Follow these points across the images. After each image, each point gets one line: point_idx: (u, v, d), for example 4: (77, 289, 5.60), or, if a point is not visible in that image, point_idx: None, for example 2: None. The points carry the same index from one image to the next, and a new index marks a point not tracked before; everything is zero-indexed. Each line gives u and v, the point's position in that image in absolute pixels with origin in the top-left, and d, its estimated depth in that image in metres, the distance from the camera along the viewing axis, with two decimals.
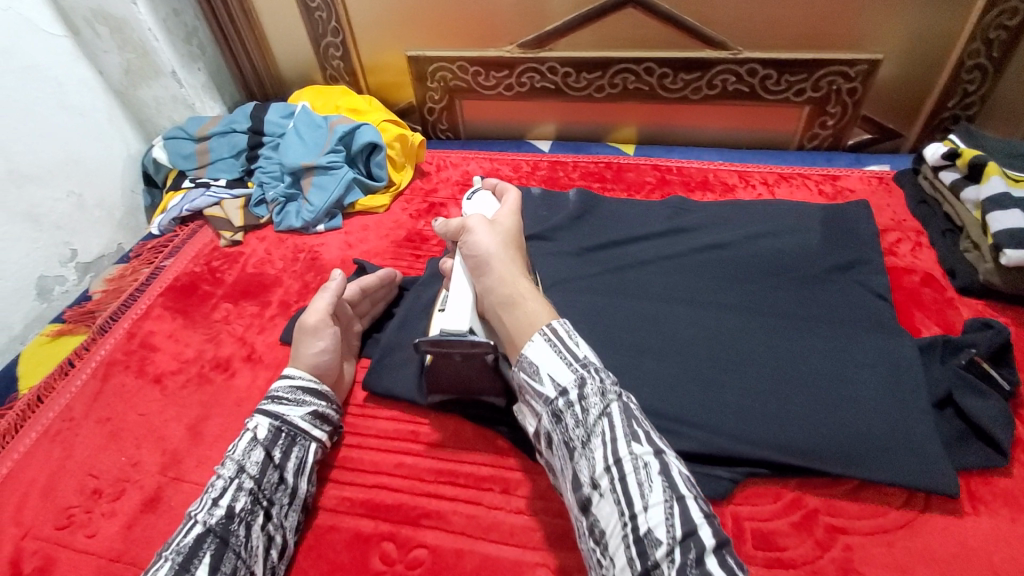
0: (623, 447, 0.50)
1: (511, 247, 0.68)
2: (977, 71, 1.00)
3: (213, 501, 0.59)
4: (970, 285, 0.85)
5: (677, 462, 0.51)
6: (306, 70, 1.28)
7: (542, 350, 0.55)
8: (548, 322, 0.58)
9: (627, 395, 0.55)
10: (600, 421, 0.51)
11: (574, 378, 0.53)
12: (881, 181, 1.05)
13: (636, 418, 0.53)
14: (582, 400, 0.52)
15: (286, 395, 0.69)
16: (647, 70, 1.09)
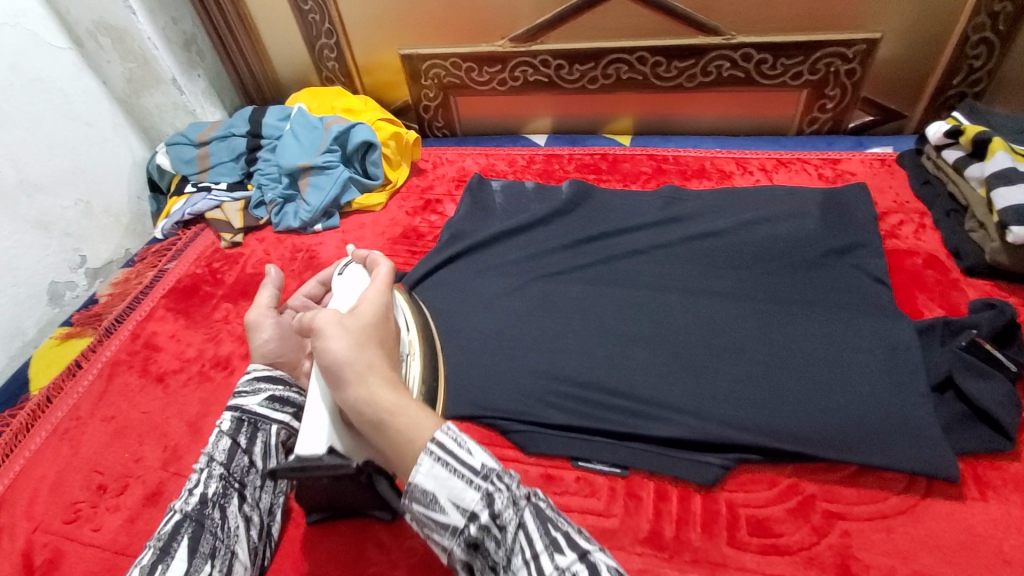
0: (545, 559, 0.41)
1: (381, 338, 0.57)
2: (983, 45, 0.97)
3: (187, 491, 0.59)
4: (975, 266, 0.82)
5: (610, 558, 0.43)
6: (303, 73, 1.30)
7: (436, 474, 0.44)
8: (432, 436, 0.46)
9: (538, 495, 0.46)
10: (519, 537, 0.43)
11: (481, 497, 0.44)
12: (883, 163, 1.03)
13: (552, 519, 0.44)
14: (496, 520, 0.43)
15: (241, 386, 0.68)
16: (640, 59, 1.08)
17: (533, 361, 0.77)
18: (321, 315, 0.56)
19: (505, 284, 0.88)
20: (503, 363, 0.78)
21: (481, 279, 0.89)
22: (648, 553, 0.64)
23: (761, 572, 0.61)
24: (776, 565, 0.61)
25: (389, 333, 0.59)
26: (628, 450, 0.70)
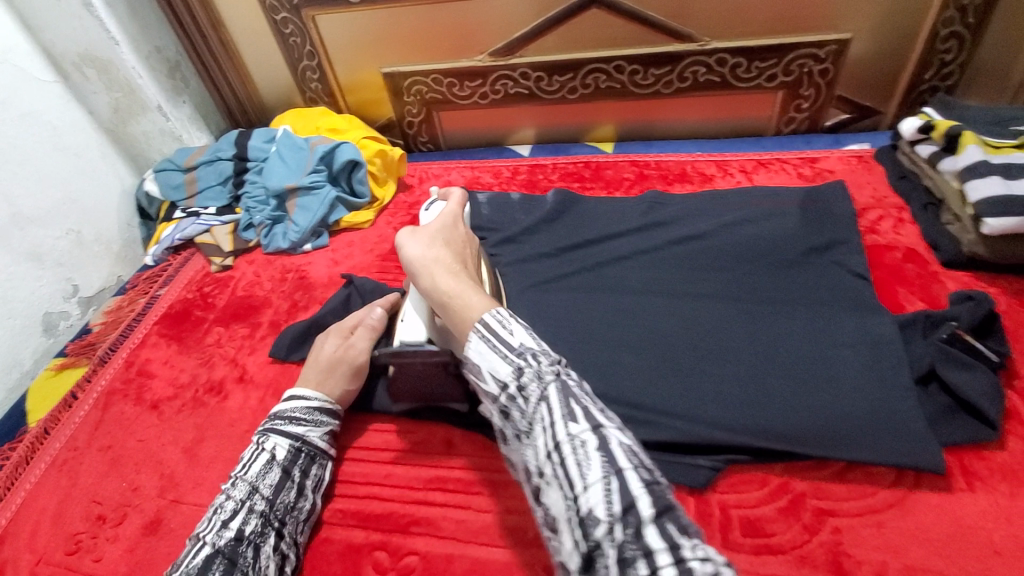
0: (561, 428, 0.48)
1: (452, 243, 0.67)
2: (954, 39, 0.99)
3: (222, 524, 0.61)
4: (954, 258, 0.84)
5: (624, 436, 0.48)
6: (286, 94, 1.31)
7: (479, 348, 0.54)
8: (483, 316, 0.55)
9: (570, 373, 0.52)
10: (540, 407, 0.50)
11: (512, 370, 0.52)
12: (861, 159, 1.04)
13: (574, 396, 0.50)
14: (523, 391, 0.51)
15: (304, 416, 0.72)
16: (617, 68, 1.10)
17: None
18: (404, 228, 0.67)
19: None
20: None
21: None
22: None
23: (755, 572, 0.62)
24: (769, 564, 0.62)
25: (456, 237, 0.69)
26: None
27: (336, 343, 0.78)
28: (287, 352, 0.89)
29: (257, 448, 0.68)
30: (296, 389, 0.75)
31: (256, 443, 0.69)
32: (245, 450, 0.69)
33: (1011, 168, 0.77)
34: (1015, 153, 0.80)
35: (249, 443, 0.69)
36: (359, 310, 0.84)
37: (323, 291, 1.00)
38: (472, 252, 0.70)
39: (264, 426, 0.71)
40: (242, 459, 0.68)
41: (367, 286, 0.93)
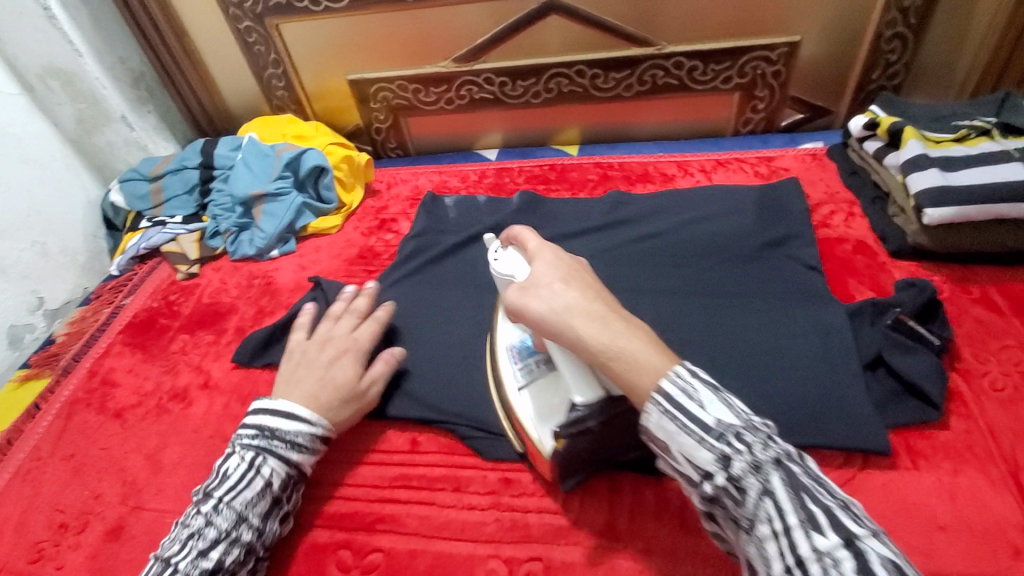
0: (798, 533, 0.42)
1: (575, 275, 0.58)
2: (897, 40, 1.03)
3: (201, 554, 0.59)
4: (900, 248, 0.87)
5: (880, 545, 0.41)
6: (252, 103, 1.32)
7: (663, 426, 0.48)
8: (658, 384, 0.49)
9: (793, 457, 0.46)
10: (763, 504, 0.44)
11: (716, 457, 0.46)
12: (815, 157, 1.08)
13: (806, 488, 0.44)
14: (734, 482, 0.45)
15: (306, 443, 0.68)
16: (579, 72, 1.13)
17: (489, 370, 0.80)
18: (511, 286, 0.59)
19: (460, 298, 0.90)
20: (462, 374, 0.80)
21: (436, 293, 0.91)
22: (603, 547, 0.65)
23: (713, 555, 0.63)
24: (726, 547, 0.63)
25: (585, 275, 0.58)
26: None
27: (359, 373, 0.75)
28: (251, 357, 0.89)
29: (248, 473, 0.64)
30: (309, 412, 0.69)
31: (248, 468, 0.64)
32: (231, 467, 0.64)
33: (949, 161, 0.81)
34: (953, 147, 0.83)
35: (236, 459, 0.65)
36: (374, 328, 0.79)
37: (290, 296, 1.00)
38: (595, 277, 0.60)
39: (256, 444, 0.66)
40: (229, 478, 0.63)
41: (334, 290, 0.93)
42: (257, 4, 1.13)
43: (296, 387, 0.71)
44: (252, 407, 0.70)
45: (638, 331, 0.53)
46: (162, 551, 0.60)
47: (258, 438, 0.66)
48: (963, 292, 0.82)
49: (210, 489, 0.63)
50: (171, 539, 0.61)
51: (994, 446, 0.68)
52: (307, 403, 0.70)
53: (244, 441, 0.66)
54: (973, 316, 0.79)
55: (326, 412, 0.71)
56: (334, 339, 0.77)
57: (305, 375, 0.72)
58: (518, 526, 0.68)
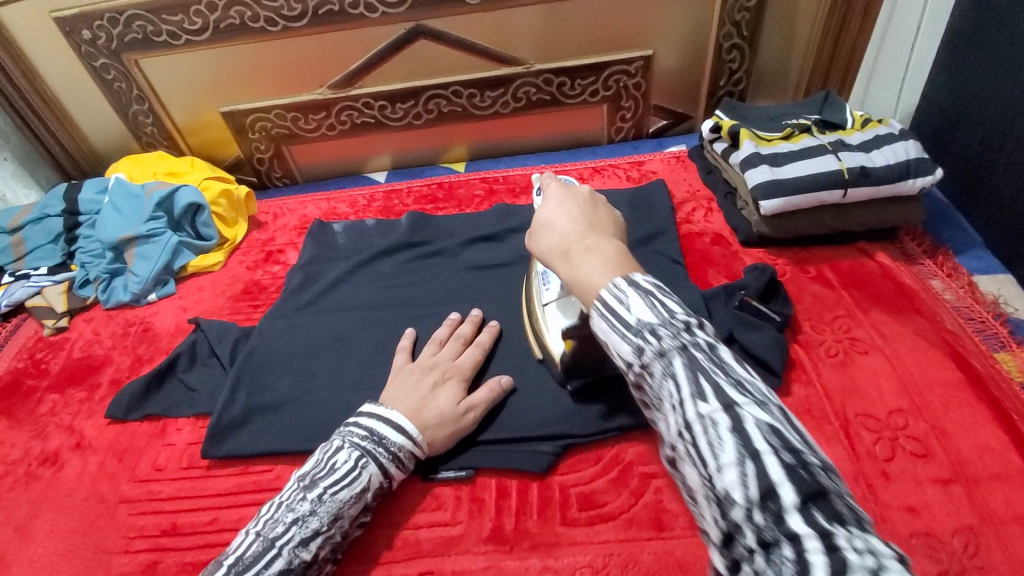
0: (689, 406, 0.42)
1: (570, 209, 0.60)
2: (736, 50, 1.15)
3: (302, 543, 0.60)
4: (749, 238, 0.97)
5: (762, 412, 0.40)
6: (123, 142, 1.25)
7: (600, 328, 0.49)
8: (598, 294, 0.50)
9: (704, 346, 0.45)
10: (666, 385, 0.44)
11: (632, 349, 0.46)
12: (679, 159, 1.17)
13: (704, 369, 0.43)
14: (644, 367, 0.46)
15: (405, 455, 0.67)
16: (455, 93, 1.17)
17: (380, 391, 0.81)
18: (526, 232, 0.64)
19: (350, 324, 0.91)
20: (353, 399, 0.81)
21: (325, 322, 0.91)
22: (490, 551, 0.68)
23: (590, 542, 0.67)
24: (603, 532, 0.68)
25: (591, 213, 0.60)
26: (472, 454, 0.74)
27: (458, 399, 0.72)
28: (128, 411, 0.85)
29: (353, 471, 0.64)
30: (413, 429, 0.68)
31: (353, 465, 0.64)
32: (340, 461, 0.64)
33: (776, 157, 0.91)
34: (781, 144, 0.94)
35: (345, 456, 0.64)
36: (476, 352, 0.78)
37: (170, 340, 0.96)
38: (599, 208, 0.61)
39: (363, 446, 0.65)
40: (336, 471, 0.63)
41: (216, 330, 0.90)
42: (111, 39, 1.08)
43: (401, 399, 0.70)
44: (365, 407, 0.69)
45: (605, 252, 0.54)
46: (260, 530, 0.60)
47: (365, 440, 0.66)
48: (802, 271, 0.93)
49: (315, 477, 0.63)
50: (269, 517, 0.61)
51: (829, 406, 0.77)
52: (412, 419, 0.68)
53: (354, 440, 0.65)
54: (810, 293, 0.89)
55: (426, 430, 0.69)
56: (436, 365, 0.75)
57: (409, 393, 0.71)
58: (409, 542, 0.69)
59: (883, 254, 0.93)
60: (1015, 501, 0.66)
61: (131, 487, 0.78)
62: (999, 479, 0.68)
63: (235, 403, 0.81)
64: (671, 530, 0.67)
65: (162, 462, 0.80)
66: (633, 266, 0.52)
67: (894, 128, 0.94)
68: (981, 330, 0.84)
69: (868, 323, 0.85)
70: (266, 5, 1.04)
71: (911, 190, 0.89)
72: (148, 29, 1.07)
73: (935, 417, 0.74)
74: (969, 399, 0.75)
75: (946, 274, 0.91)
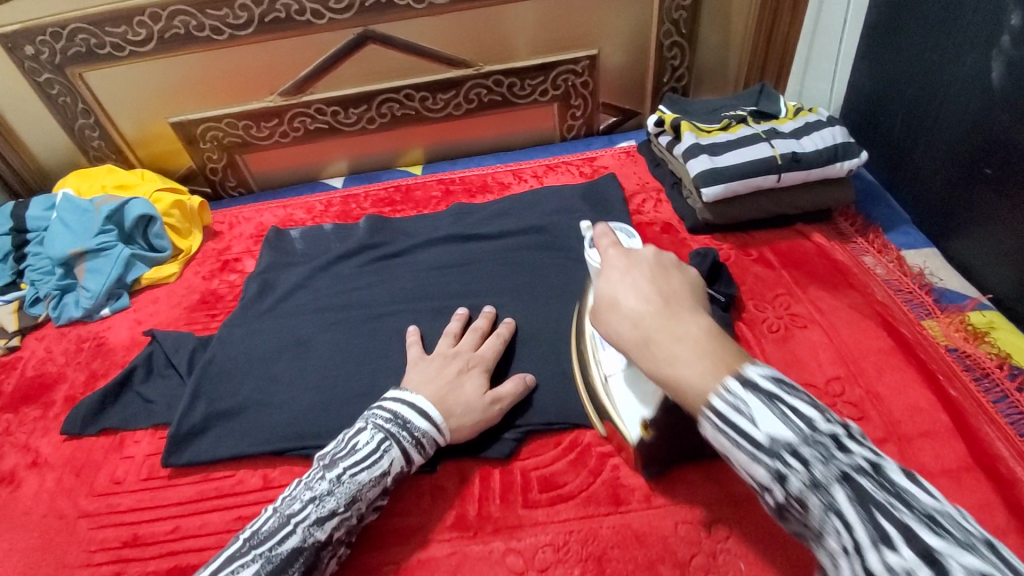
0: (869, 553, 0.36)
1: (642, 282, 0.51)
2: (676, 47, 1.20)
3: (319, 521, 0.60)
4: (695, 225, 1.01)
5: (973, 559, 0.33)
6: (71, 158, 1.22)
7: (717, 442, 0.43)
8: (708, 401, 0.43)
9: (867, 468, 0.38)
10: (828, 519, 0.38)
11: (770, 474, 0.40)
12: (629, 154, 1.21)
13: (878, 504, 0.36)
14: (794, 500, 0.39)
15: (423, 442, 0.68)
16: (407, 96, 1.18)
17: (342, 390, 0.82)
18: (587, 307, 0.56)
19: (309, 328, 0.91)
20: (313, 399, 0.81)
21: (284, 326, 0.91)
22: (454, 537, 0.69)
23: (551, 522, 0.69)
24: (563, 511, 0.70)
25: (672, 285, 0.51)
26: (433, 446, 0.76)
27: (483, 389, 0.73)
28: (84, 426, 0.84)
29: (373, 453, 0.65)
30: (437, 414, 0.69)
31: (374, 447, 0.65)
32: (362, 443, 0.65)
33: (715, 147, 0.96)
34: (719, 134, 0.99)
35: (368, 437, 0.66)
36: (497, 343, 0.79)
37: (125, 354, 0.95)
38: (671, 268, 0.53)
39: (387, 429, 0.66)
40: (357, 452, 0.64)
41: (172, 340, 0.90)
42: (54, 54, 1.06)
43: (426, 385, 0.71)
44: (389, 393, 0.71)
45: (699, 341, 0.46)
46: (279, 506, 0.61)
47: (389, 424, 0.67)
48: (745, 254, 0.97)
49: (338, 456, 0.64)
50: (289, 495, 0.62)
51: None
52: (437, 404, 0.70)
53: (378, 422, 0.67)
54: (753, 274, 0.94)
55: (451, 416, 0.70)
56: (458, 356, 0.76)
57: (432, 381, 0.72)
58: (374, 536, 0.70)
59: (819, 234, 0.99)
60: (944, 455, 0.71)
61: (90, 501, 0.77)
62: (928, 436, 0.73)
63: (194, 411, 0.81)
64: (628, 504, 0.69)
65: (120, 475, 0.79)
66: (736, 353, 0.45)
67: (822, 116, 1.00)
68: (909, 300, 0.89)
69: (807, 299, 0.90)
70: (210, 14, 1.04)
71: (839, 173, 0.95)
72: (91, 42, 1.06)
73: (869, 383, 0.79)
74: (900, 364, 0.80)
75: (877, 250, 0.97)
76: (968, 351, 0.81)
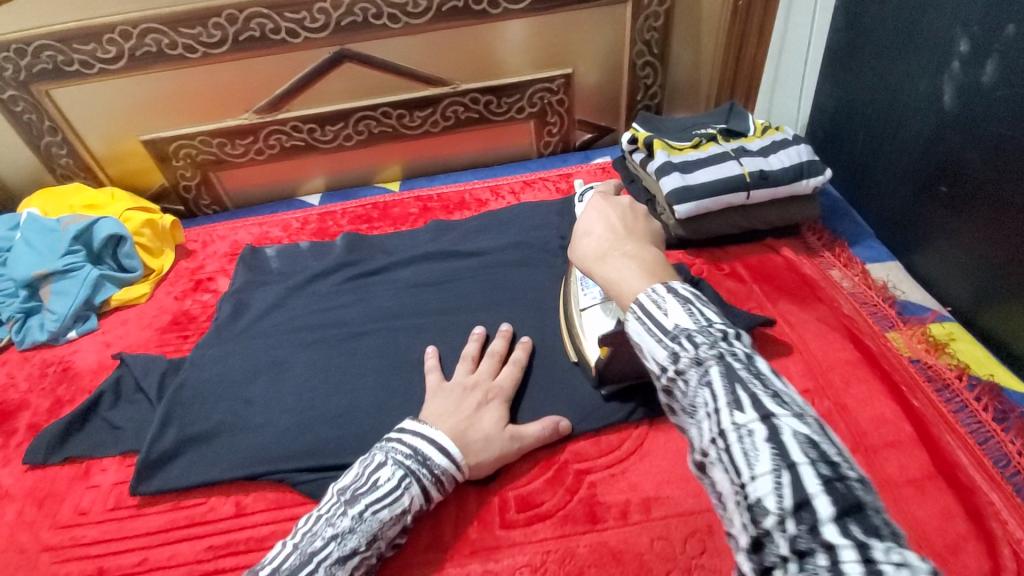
0: (723, 414, 0.39)
1: (609, 214, 0.59)
2: (649, 67, 1.22)
3: (341, 562, 0.59)
4: (669, 241, 1.03)
5: (800, 424, 0.38)
6: (37, 176, 1.19)
7: (636, 332, 0.47)
8: (637, 298, 0.48)
9: (742, 358, 0.42)
10: (701, 393, 0.41)
11: (669, 355, 0.44)
12: (604, 170, 1.23)
13: (740, 378, 0.40)
14: (677, 379, 0.43)
15: (444, 478, 0.67)
16: (384, 114, 1.19)
17: (317, 413, 0.81)
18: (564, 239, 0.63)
19: (285, 349, 0.90)
20: (288, 423, 0.80)
21: (258, 347, 0.90)
22: (430, 560, 0.68)
23: (529, 542, 0.69)
24: (540, 531, 0.70)
25: (637, 223, 0.58)
26: None
27: (502, 423, 0.73)
28: (48, 455, 0.81)
29: (395, 491, 0.63)
30: (457, 451, 0.68)
31: (397, 485, 0.63)
32: (382, 479, 0.63)
33: (686, 165, 0.98)
34: (691, 152, 1.01)
35: (388, 473, 0.64)
36: (515, 372, 0.79)
37: (93, 378, 0.92)
38: (639, 212, 0.60)
39: (408, 466, 0.65)
40: (379, 490, 0.63)
41: (142, 364, 0.88)
42: (19, 72, 1.04)
43: (446, 419, 0.70)
44: (406, 424, 0.68)
45: (641, 260, 0.53)
46: (297, 543, 0.59)
47: (410, 460, 0.65)
48: (717, 268, 1.00)
49: (359, 493, 0.62)
50: (307, 531, 0.60)
51: None
52: (456, 440, 0.68)
53: (398, 458, 0.65)
54: (725, 288, 0.96)
55: (470, 453, 0.69)
56: (477, 386, 0.75)
57: (449, 414, 0.71)
58: None
59: (788, 249, 1.01)
60: (909, 465, 0.73)
61: (55, 532, 0.75)
62: (894, 447, 0.75)
63: (164, 439, 0.79)
64: (604, 522, 0.70)
65: (87, 505, 0.77)
66: (671, 277, 0.51)
67: (788, 134, 1.03)
68: (874, 312, 0.92)
69: (777, 313, 0.92)
70: (183, 32, 1.03)
71: (806, 190, 0.98)
72: (58, 59, 1.04)
73: (837, 395, 0.81)
74: (866, 375, 0.82)
75: (843, 264, 1.00)
76: (930, 362, 0.84)
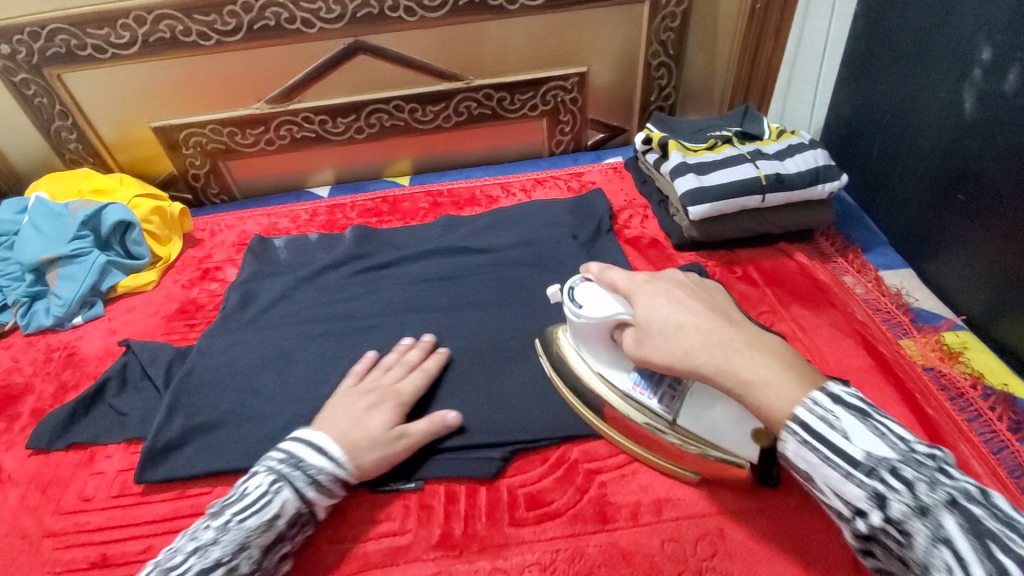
0: (975, 574, 0.42)
1: (683, 301, 0.59)
2: (663, 68, 1.22)
3: (202, 570, 0.57)
4: (681, 242, 1.02)
5: None
6: (45, 160, 1.18)
7: (805, 459, 0.51)
8: (794, 413, 0.51)
9: (975, 495, 0.45)
10: (933, 544, 0.44)
11: (868, 494, 0.48)
12: (616, 170, 1.22)
13: (989, 532, 0.43)
14: (892, 523, 0.46)
15: (325, 479, 0.66)
16: (397, 107, 1.18)
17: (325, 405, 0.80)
18: (630, 343, 0.60)
19: (293, 340, 0.89)
20: (295, 414, 0.79)
21: (266, 338, 0.89)
22: (438, 556, 0.68)
23: (538, 541, 0.68)
24: (550, 529, 0.69)
25: (712, 299, 0.61)
26: (421, 463, 0.74)
27: (391, 424, 0.71)
28: (51, 441, 0.81)
29: (265, 496, 0.63)
30: (336, 450, 0.67)
31: (267, 490, 0.63)
32: (251, 487, 0.64)
33: (702, 167, 0.98)
34: (706, 154, 1.01)
35: (258, 480, 0.64)
36: (421, 378, 0.78)
37: (98, 365, 0.92)
38: (704, 289, 0.62)
39: (280, 470, 0.65)
40: (247, 497, 0.63)
41: (148, 351, 0.87)
42: (31, 54, 1.03)
43: (332, 422, 0.70)
44: (287, 436, 0.70)
45: (762, 350, 0.54)
46: (162, 561, 0.59)
47: (283, 464, 0.65)
48: (730, 271, 0.99)
49: (227, 503, 0.63)
50: (175, 548, 0.60)
51: None
52: (338, 441, 0.68)
53: (271, 464, 0.66)
54: (737, 291, 0.95)
55: (354, 452, 0.68)
56: (374, 390, 0.74)
57: (340, 418, 0.70)
58: (356, 556, 0.69)
59: (801, 253, 1.01)
60: None
61: (57, 519, 0.74)
62: None
63: (169, 427, 0.78)
64: (615, 522, 0.69)
65: (90, 492, 0.76)
66: (811, 371, 0.54)
67: (805, 138, 1.02)
68: (887, 319, 0.92)
69: (790, 317, 0.91)
70: (198, 19, 1.03)
71: (821, 195, 0.98)
72: (72, 43, 1.03)
73: None
74: (879, 382, 0.81)
75: (856, 270, 0.99)
76: (943, 370, 0.84)
